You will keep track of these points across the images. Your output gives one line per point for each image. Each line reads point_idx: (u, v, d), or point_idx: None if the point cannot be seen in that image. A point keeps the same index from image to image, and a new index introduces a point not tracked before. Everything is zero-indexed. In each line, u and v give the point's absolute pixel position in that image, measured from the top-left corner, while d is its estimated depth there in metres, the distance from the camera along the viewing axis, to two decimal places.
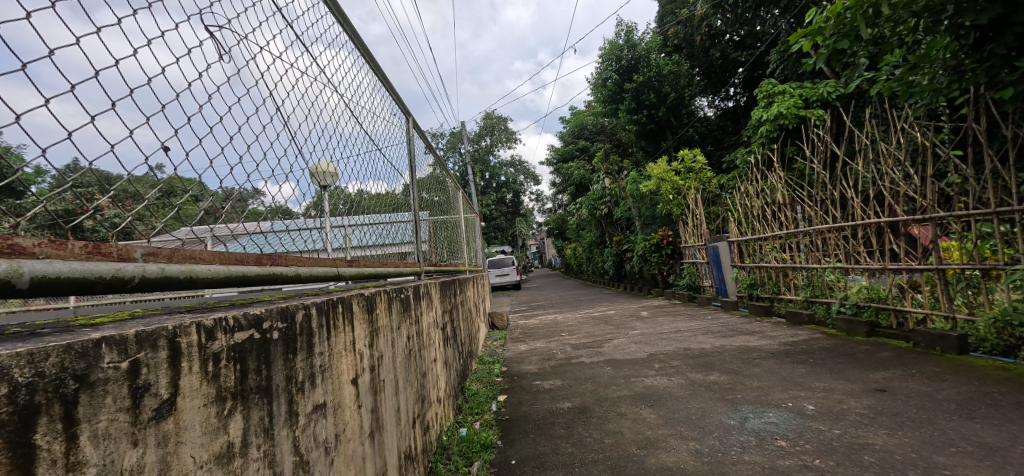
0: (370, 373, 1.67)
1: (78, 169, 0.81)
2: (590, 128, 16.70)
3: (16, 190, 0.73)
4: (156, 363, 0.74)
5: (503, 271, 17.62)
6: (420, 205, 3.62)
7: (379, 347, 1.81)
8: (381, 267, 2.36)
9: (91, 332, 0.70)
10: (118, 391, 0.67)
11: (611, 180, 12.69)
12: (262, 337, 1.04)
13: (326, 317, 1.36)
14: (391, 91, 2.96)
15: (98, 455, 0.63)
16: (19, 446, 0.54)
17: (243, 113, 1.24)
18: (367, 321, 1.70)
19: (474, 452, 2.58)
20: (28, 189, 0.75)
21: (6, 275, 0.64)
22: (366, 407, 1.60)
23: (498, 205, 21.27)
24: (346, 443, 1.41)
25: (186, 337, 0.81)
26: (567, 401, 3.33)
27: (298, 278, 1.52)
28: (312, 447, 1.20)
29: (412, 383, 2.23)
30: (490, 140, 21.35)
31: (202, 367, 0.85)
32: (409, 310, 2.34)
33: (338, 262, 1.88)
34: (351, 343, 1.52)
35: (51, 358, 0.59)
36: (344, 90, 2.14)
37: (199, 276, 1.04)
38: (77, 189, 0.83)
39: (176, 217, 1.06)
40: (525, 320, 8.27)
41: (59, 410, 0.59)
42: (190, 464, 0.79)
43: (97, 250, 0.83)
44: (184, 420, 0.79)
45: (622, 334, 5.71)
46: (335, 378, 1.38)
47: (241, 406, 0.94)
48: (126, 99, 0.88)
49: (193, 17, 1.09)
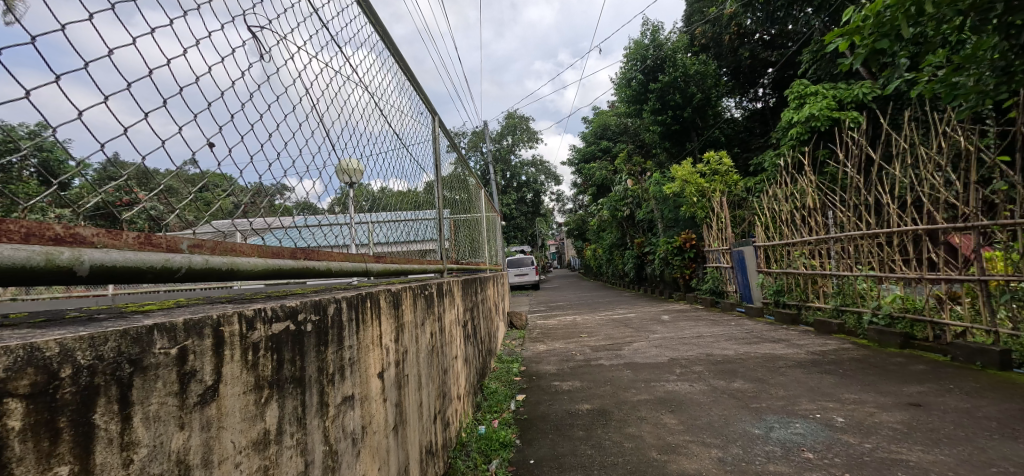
0: (395, 368, 1.70)
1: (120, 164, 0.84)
2: (614, 128, 16.49)
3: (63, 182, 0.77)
4: (201, 351, 0.77)
5: (523, 271, 17.54)
6: (444, 203, 3.68)
7: (403, 342, 1.84)
8: (406, 264, 2.40)
9: (143, 319, 0.74)
10: (168, 376, 0.71)
11: (633, 182, 12.52)
12: (298, 329, 1.07)
13: (356, 311, 1.39)
14: (417, 90, 2.99)
15: (148, 436, 0.67)
16: (80, 424, 0.58)
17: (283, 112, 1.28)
18: (394, 316, 1.74)
19: (493, 450, 2.58)
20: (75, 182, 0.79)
21: (68, 263, 0.68)
22: (391, 401, 1.63)
23: (519, 205, 21.28)
24: (372, 436, 1.44)
25: (229, 327, 0.84)
26: (587, 403, 3.31)
27: (329, 273, 1.55)
28: (340, 437, 1.23)
29: (434, 378, 2.26)
30: (512, 139, 21.42)
31: (243, 356, 0.88)
32: (432, 306, 2.37)
33: (366, 258, 1.92)
34: (378, 337, 1.56)
35: (110, 342, 0.63)
36: (373, 87, 2.18)
37: (239, 268, 1.08)
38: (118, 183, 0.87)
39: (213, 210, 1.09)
40: (543, 320, 8.24)
41: (116, 392, 0.63)
42: (230, 448, 0.83)
43: (148, 241, 0.86)
44: (226, 406, 0.82)
45: (642, 337, 5.62)
46: (363, 371, 1.41)
47: (277, 395, 0.97)
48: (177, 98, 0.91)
49: (237, 19, 1.13)
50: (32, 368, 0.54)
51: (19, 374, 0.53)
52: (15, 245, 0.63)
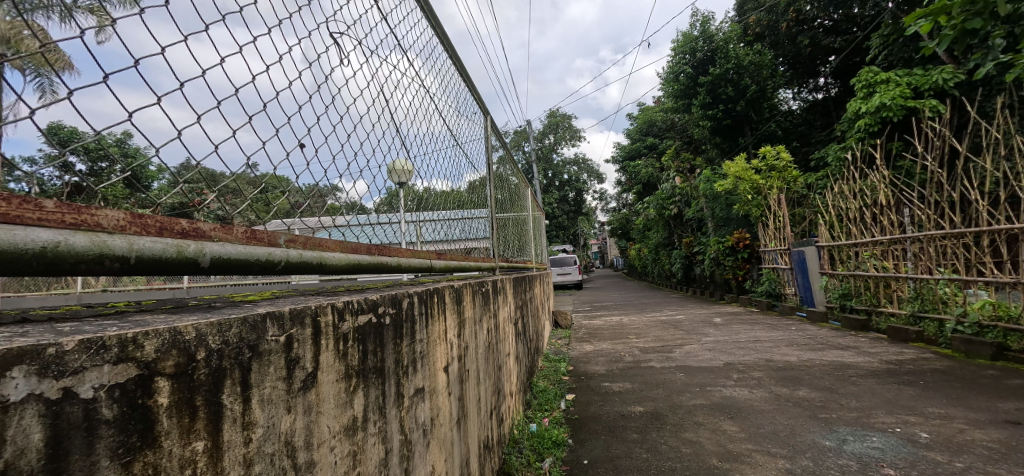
0: (458, 362, 1.74)
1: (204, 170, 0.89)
2: (660, 124, 16.01)
3: (143, 185, 0.80)
4: (303, 339, 0.83)
5: (565, 270, 17.39)
6: (495, 202, 3.73)
7: (465, 337, 1.88)
8: (463, 261, 2.45)
9: (255, 307, 0.80)
10: (277, 361, 0.76)
11: (681, 179, 12.11)
12: (378, 321, 1.11)
13: (426, 306, 1.43)
14: (471, 90, 3.04)
15: (263, 417, 0.72)
16: (212, 403, 0.64)
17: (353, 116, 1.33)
18: (457, 311, 1.78)
19: (545, 448, 2.58)
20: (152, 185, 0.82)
21: (192, 255, 0.76)
22: (455, 395, 1.66)
23: (560, 204, 21.14)
24: (439, 428, 1.48)
25: (324, 317, 0.89)
26: (639, 405, 3.23)
27: (400, 268, 1.65)
28: (414, 427, 1.27)
29: (490, 374, 2.29)
30: (554, 138, 21.34)
31: (336, 345, 0.92)
32: (489, 303, 2.40)
33: (431, 254, 2.02)
34: (444, 332, 1.60)
35: (233, 328, 0.68)
36: (431, 88, 2.24)
37: (327, 262, 1.15)
38: (189, 186, 0.89)
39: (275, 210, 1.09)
40: (588, 320, 8.15)
41: (238, 375, 0.68)
42: (327, 432, 0.88)
43: (253, 236, 0.94)
44: (323, 392, 0.87)
45: (694, 340, 5.42)
46: (431, 365, 1.45)
47: (363, 384, 1.02)
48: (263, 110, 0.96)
49: (324, 26, 1.20)
50: (175, 350, 0.59)
51: (165, 355, 0.58)
52: (149, 238, 0.71)
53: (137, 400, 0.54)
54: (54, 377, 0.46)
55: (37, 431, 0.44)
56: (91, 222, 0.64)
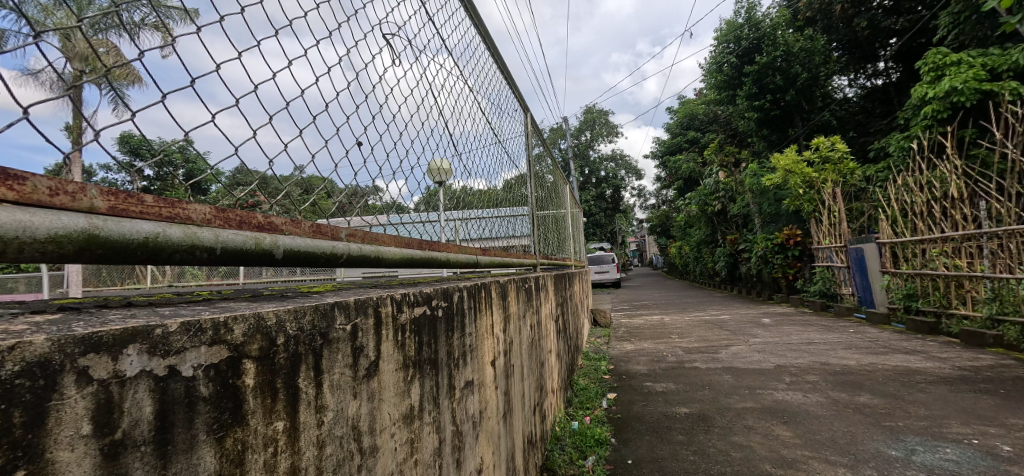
0: (505, 357, 1.78)
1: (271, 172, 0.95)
2: (702, 117, 15.43)
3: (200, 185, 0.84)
4: (366, 329, 0.90)
5: (603, 268, 17.13)
6: (535, 199, 3.74)
7: (510, 333, 1.92)
8: (506, 257, 2.49)
9: (323, 298, 0.85)
10: (344, 349, 0.83)
11: (725, 174, 11.64)
12: (432, 313, 1.20)
13: (475, 299, 1.49)
14: (511, 87, 3.06)
15: (334, 401, 0.79)
16: (289, 386, 0.69)
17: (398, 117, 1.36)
18: (503, 306, 1.81)
19: (588, 447, 2.56)
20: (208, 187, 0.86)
21: (270, 249, 0.84)
22: (502, 389, 1.71)
23: (597, 201, 20.83)
24: (487, 421, 1.53)
25: (384, 308, 0.96)
26: (684, 406, 3.14)
27: (448, 263, 1.71)
28: (464, 420, 1.35)
29: (534, 370, 2.32)
30: (591, 134, 21.07)
31: (395, 336, 1.00)
32: (532, 299, 2.42)
33: (477, 250, 2.08)
34: (492, 327, 1.64)
35: (308, 316, 0.74)
36: (474, 87, 2.28)
37: (384, 257, 1.23)
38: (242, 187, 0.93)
39: (324, 212, 1.15)
40: (628, 319, 8.01)
41: (311, 361, 0.74)
42: (388, 418, 0.96)
43: (318, 231, 1.04)
44: (383, 381, 0.95)
45: (741, 341, 5.20)
46: (480, 359, 1.51)
47: (418, 375, 1.11)
48: (317, 115, 1.00)
49: (376, 28, 1.25)
50: (258, 335, 0.64)
51: (250, 339, 0.63)
52: (232, 231, 0.77)
53: (228, 380, 0.58)
54: (161, 355, 0.50)
55: (148, 405, 0.48)
56: (180, 214, 0.69)
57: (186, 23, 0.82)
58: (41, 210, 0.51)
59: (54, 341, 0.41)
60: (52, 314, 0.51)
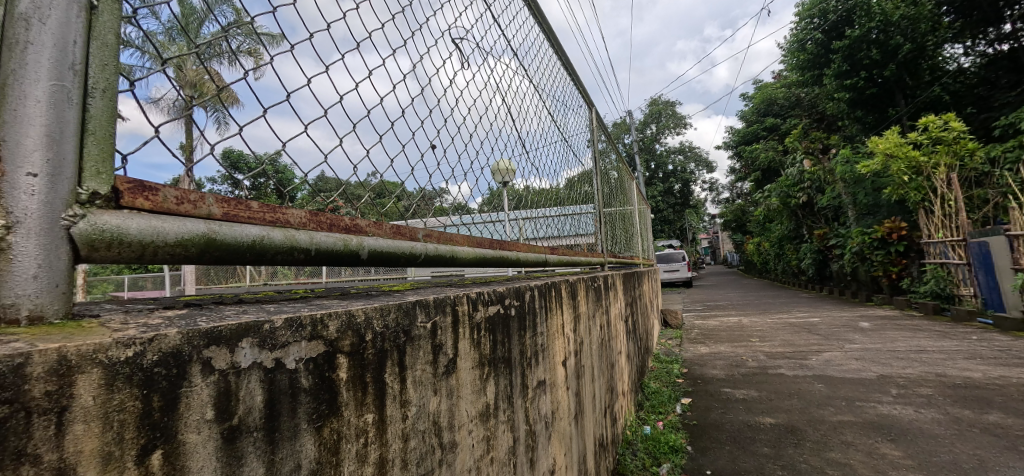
0: (575, 358, 1.84)
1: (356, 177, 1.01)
2: (782, 102, 14.18)
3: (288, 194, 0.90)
4: (445, 326, 0.94)
5: (672, 266, 16.34)
6: (601, 196, 3.66)
7: (580, 333, 1.97)
8: (574, 256, 2.48)
9: (405, 296, 0.90)
10: (425, 346, 0.86)
11: (811, 162, 10.61)
12: (505, 312, 1.24)
13: (545, 299, 1.56)
14: (576, 84, 3.01)
15: (416, 396, 0.82)
16: (377, 381, 0.72)
17: (464, 120, 1.39)
18: (572, 305, 1.88)
19: (662, 453, 2.44)
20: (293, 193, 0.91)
21: (356, 250, 0.88)
22: (572, 390, 1.77)
23: (665, 197, 19.94)
24: (559, 421, 1.59)
25: (461, 307, 1.01)
26: (769, 416, 2.90)
27: (518, 262, 1.75)
28: (537, 419, 1.40)
29: (605, 372, 2.30)
30: (656, 127, 20.29)
31: (471, 334, 1.05)
32: (601, 299, 2.41)
33: (546, 250, 2.09)
34: (562, 327, 1.72)
35: (393, 313, 0.78)
36: (539, 86, 2.28)
37: (457, 256, 1.28)
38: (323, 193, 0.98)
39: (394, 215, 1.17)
40: (702, 320, 7.57)
41: (396, 357, 0.77)
42: (466, 414, 1.00)
43: (399, 233, 1.10)
44: (462, 378, 0.99)
45: (835, 347, 4.70)
46: (552, 359, 1.58)
47: (493, 373, 1.14)
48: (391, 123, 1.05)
49: (443, 34, 1.30)
50: (350, 331, 0.68)
51: (343, 335, 0.66)
52: (324, 233, 0.82)
53: (325, 373, 0.62)
54: (269, 349, 0.54)
55: (259, 394, 0.52)
56: (279, 219, 0.75)
57: (277, 45, 0.88)
58: (170, 216, 0.57)
59: (184, 334, 0.45)
60: (180, 309, 0.57)
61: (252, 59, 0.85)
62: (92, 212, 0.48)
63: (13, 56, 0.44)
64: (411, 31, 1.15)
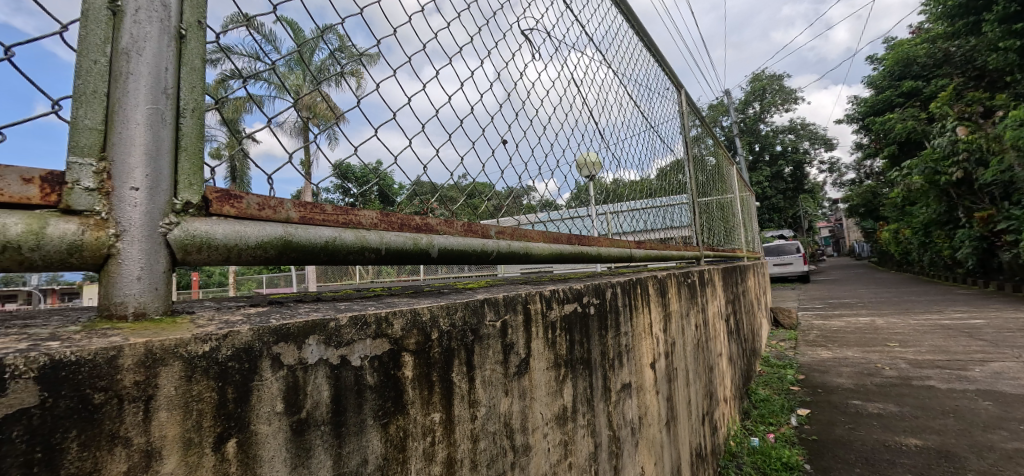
0: (665, 360, 1.73)
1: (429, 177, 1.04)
2: (924, 60, 11.81)
3: (387, 198, 0.97)
4: (516, 325, 0.91)
5: (783, 259, 14.56)
6: (695, 185, 3.37)
7: (672, 334, 1.84)
8: (665, 250, 2.32)
9: (475, 294, 0.89)
10: (495, 345, 0.84)
11: (970, 129, 8.68)
12: (583, 311, 1.20)
13: (629, 297, 1.48)
14: (663, 66, 2.80)
15: (486, 396, 0.80)
16: (444, 379, 0.72)
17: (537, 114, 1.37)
18: (661, 304, 1.77)
19: (773, 470, 2.17)
20: (394, 198, 0.98)
21: (426, 247, 0.89)
22: (663, 395, 1.65)
23: (773, 182, 17.85)
24: (648, 428, 1.49)
25: (533, 305, 0.98)
26: (915, 437, 2.41)
27: (600, 257, 1.66)
28: (622, 424, 1.32)
29: (701, 377, 2.12)
30: (760, 106, 18.27)
31: (545, 333, 1.01)
32: (696, 296, 2.22)
33: (630, 244, 1.99)
34: (650, 326, 1.62)
35: (459, 311, 0.77)
36: (623, 73, 2.15)
37: (532, 252, 1.26)
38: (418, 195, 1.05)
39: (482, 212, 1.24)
40: (823, 320, 6.61)
41: (463, 356, 0.77)
42: (541, 417, 0.96)
43: (470, 229, 1.10)
44: (535, 379, 0.96)
45: (1011, 356, 3.76)
46: (638, 361, 1.48)
47: (571, 374, 1.10)
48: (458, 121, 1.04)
49: (512, 26, 1.27)
50: (415, 330, 0.68)
51: (408, 334, 0.67)
52: (394, 232, 0.85)
53: (389, 371, 0.63)
54: (335, 346, 0.56)
55: (325, 390, 0.54)
56: (351, 221, 0.78)
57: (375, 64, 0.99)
58: (252, 221, 0.62)
59: (255, 331, 0.48)
60: (263, 307, 0.61)
61: (355, 79, 0.94)
62: (184, 220, 0.53)
63: (119, 86, 0.50)
64: (480, 28, 1.15)
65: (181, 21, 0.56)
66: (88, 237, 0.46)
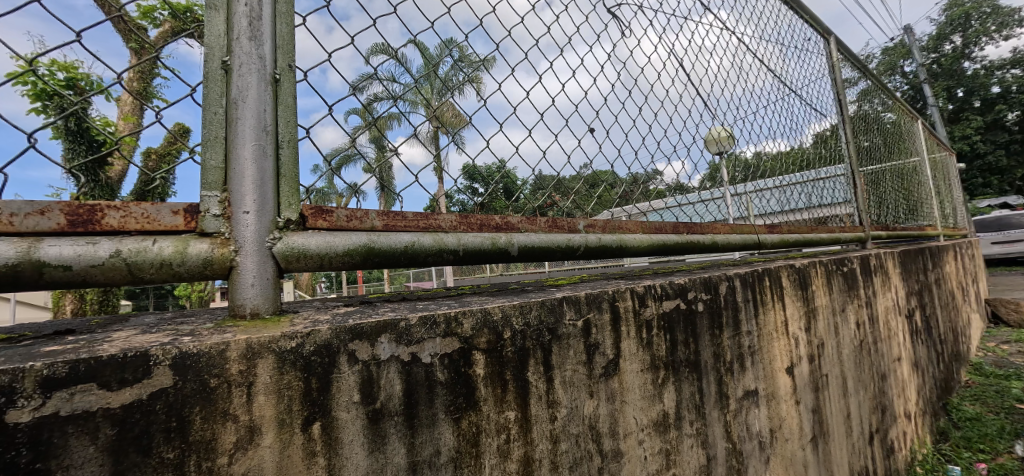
0: (809, 365, 1.46)
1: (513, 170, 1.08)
2: None
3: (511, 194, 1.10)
4: (602, 324, 0.87)
5: (1010, 236, 11.02)
6: (858, 151, 2.76)
7: (819, 333, 1.55)
8: (811, 233, 1.96)
9: (556, 292, 0.88)
10: (577, 345, 0.82)
11: None
12: (689, 308, 1.08)
13: (752, 291, 1.29)
14: (803, 14, 2.36)
15: (567, 397, 0.78)
16: (519, 378, 0.72)
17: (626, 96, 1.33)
18: (802, 298, 1.50)
19: None
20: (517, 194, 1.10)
21: (505, 245, 0.91)
22: (806, 406, 1.40)
23: (990, 135, 13.61)
24: (783, 443, 1.29)
25: (623, 302, 0.92)
26: None
27: (716, 246, 1.48)
28: (745, 436, 1.17)
29: (866, 386, 1.74)
30: (964, 37, 14.06)
31: (638, 332, 0.95)
32: (855, 288, 1.83)
33: (758, 228, 1.72)
34: (784, 324, 1.39)
35: (534, 310, 0.77)
36: (745, 35, 1.90)
37: (627, 244, 1.18)
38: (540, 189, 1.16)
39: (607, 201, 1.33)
40: None
41: (540, 355, 0.76)
42: (635, 423, 0.90)
43: (555, 225, 1.08)
44: (626, 381, 0.90)
45: None
46: (767, 365, 1.28)
47: (673, 377, 1.01)
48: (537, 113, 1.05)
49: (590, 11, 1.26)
50: (486, 329, 0.70)
51: (478, 332, 0.69)
52: (473, 233, 0.88)
53: (460, 368, 0.66)
54: (406, 344, 0.61)
55: (398, 383, 0.59)
56: (431, 225, 0.84)
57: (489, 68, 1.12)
58: (341, 232, 0.71)
59: (333, 330, 0.55)
60: (351, 307, 0.69)
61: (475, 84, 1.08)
62: (285, 235, 0.63)
63: (233, 129, 0.62)
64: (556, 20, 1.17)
65: (276, 67, 0.66)
66: (216, 253, 0.58)
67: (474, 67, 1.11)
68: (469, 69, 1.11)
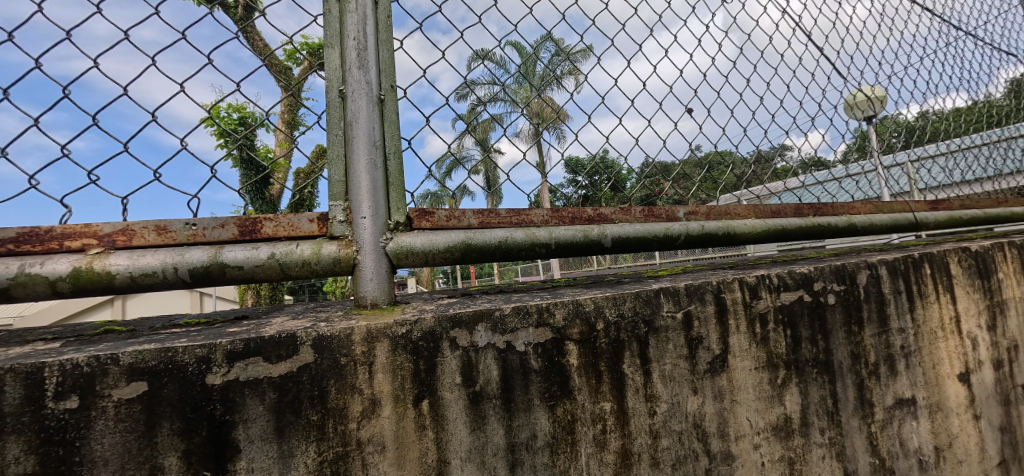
0: (994, 372, 1.18)
1: (610, 158, 1.07)
2: None
3: (617, 186, 1.10)
4: (705, 317, 0.82)
5: None
6: None
7: (1010, 333, 1.23)
8: (999, 207, 1.56)
9: (653, 283, 0.86)
10: (677, 338, 0.78)
11: None
12: (815, 300, 0.95)
13: (905, 280, 1.08)
14: None
15: (667, 393, 0.76)
16: (615, 370, 0.72)
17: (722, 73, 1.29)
18: (982, 289, 1.21)
19: None
20: (623, 185, 1.11)
21: (597, 237, 0.90)
22: (992, 422, 1.13)
23: None
24: (956, 466, 1.06)
25: (731, 294, 0.85)
26: None
27: (853, 228, 1.27)
28: (898, 452, 0.99)
29: None
30: None
31: (750, 326, 0.87)
32: None
33: (914, 204, 1.42)
34: (955, 320, 1.14)
35: (628, 302, 0.75)
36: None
37: (736, 231, 1.08)
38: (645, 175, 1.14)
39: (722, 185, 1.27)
40: None
41: (637, 348, 0.74)
42: (749, 426, 0.83)
43: (651, 214, 1.03)
44: (737, 380, 0.83)
45: None
46: (929, 370, 1.07)
47: (797, 378, 0.90)
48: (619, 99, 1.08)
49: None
50: (578, 320, 0.71)
51: (571, 323, 0.70)
52: (564, 227, 0.89)
53: (554, 358, 0.68)
54: (501, 333, 0.65)
55: (495, 369, 0.63)
56: (523, 221, 0.88)
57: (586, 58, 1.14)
58: (441, 231, 0.78)
59: (436, 318, 0.61)
60: (453, 299, 0.76)
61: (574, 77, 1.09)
62: (395, 236, 0.72)
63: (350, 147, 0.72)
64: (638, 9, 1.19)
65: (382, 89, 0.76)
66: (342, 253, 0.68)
67: (570, 58, 1.13)
68: (566, 62, 1.12)
